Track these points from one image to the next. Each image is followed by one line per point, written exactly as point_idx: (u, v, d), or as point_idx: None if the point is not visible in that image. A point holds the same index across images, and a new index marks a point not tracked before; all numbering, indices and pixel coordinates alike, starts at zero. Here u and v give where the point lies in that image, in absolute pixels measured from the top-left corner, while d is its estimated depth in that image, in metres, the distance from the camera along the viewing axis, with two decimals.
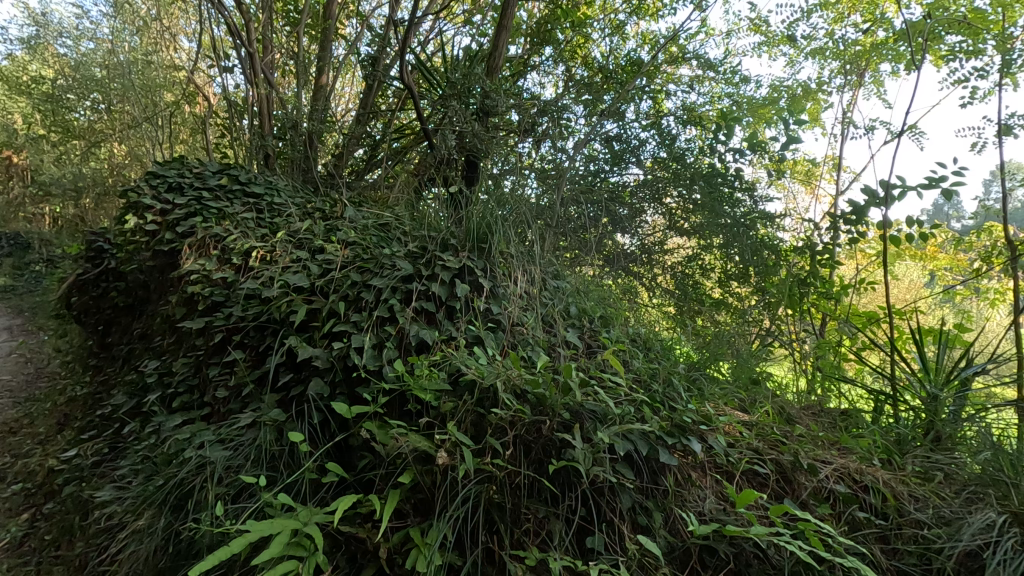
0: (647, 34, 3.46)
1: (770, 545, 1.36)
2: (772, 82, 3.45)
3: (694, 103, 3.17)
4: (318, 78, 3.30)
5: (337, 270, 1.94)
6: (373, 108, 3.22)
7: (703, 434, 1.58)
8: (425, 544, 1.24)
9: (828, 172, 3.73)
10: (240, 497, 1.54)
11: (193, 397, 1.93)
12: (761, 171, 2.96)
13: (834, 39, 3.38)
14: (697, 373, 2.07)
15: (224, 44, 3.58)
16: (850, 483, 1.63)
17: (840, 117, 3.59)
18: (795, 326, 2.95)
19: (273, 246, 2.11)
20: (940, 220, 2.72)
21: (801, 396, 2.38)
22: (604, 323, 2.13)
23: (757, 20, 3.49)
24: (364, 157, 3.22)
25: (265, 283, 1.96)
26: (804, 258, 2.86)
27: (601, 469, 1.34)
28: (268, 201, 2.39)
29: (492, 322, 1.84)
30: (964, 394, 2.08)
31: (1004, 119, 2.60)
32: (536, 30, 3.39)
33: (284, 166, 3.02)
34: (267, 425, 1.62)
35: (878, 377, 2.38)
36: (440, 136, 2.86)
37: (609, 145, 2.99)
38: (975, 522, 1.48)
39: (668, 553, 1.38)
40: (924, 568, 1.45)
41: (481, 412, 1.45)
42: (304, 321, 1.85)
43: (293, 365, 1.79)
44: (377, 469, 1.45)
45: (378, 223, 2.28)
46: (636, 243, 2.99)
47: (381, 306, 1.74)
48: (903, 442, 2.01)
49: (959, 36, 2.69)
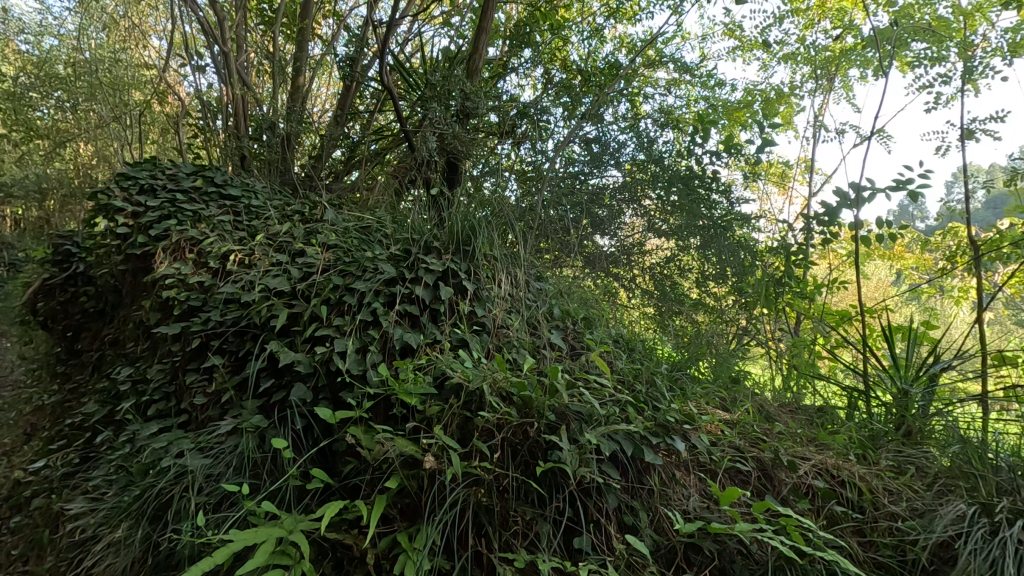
0: (624, 38, 3.49)
1: (753, 542, 1.39)
2: (746, 86, 3.53)
3: (671, 106, 3.22)
4: (295, 78, 3.24)
5: (319, 274, 1.91)
6: (351, 109, 3.20)
7: (686, 433, 1.61)
8: (413, 549, 1.24)
9: (801, 174, 3.80)
10: (221, 505, 1.52)
11: (170, 404, 1.89)
12: (736, 173, 3.02)
13: (806, 45, 3.47)
14: (679, 373, 2.11)
15: (196, 42, 3.49)
16: (828, 479, 1.68)
17: (811, 121, 3.68)
18: (770, 326, 2.99)
19: (252, 250, 2.07)
20: (906, 221, 2.79)
21: (779, 394, 2.42)
22: (587, 324, 2.15)
23: (731, 25, 3.55)
24: (343, 157, 3.20)
25: (244, 287, 1.92)
26: (778, 258, 2.92)
27: (588, 469, 1.36)
28: (245, 204, 2.35)
29: (476, 325, 1.84)
30: (932, 389, 2.17)
31: (967, 123, 2.70)
32: (514, 33, 3.34)
33: (260, 167, 2.94)
34: (249, 432, 1.59)
35: (850, 374, 2.45)
36: (421, 137, 2.78)
37: (588, 147, 3.01)
38: (948, 514, 1.53)
39: (655, 551, 1.41)
40: (900, 560, 1.50)
41: (467, 416, 1.45)
42: (284, 326, 1.82)
43: (275, 371, 1.76)
44: (363, 474, 1.44)
45: (360, 225, 2.26)
46: (616, 244, 3.02)
47: (365, 309, 1.72)
48: (876, 437, 2.07)
49: (924, 43, 2.78)
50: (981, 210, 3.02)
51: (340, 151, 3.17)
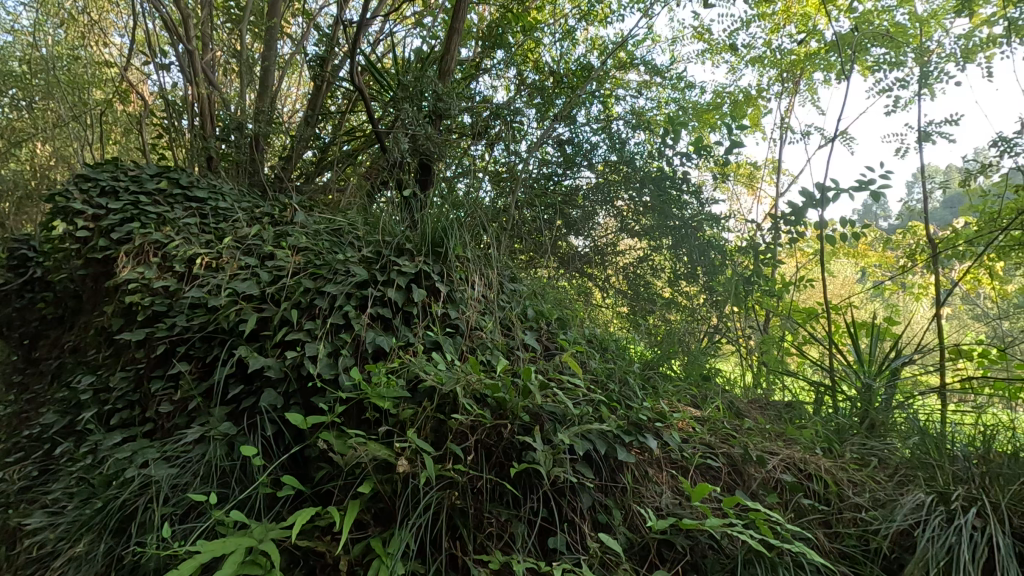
0: (595, 40, 3.52)
1: (724, 536, 1.42)
2: (715, 89, 3.63)
3: (642, 108, 3.26)
4: (263, 78, 3.17)
5: (289, 277, 1.87)
6: (322, 110, 3.14)
7: (658, 430, 1.64)
8: (387, 554, 1.23)
9: (769, 175, 3.86)
10: (188, 516, 1.49)
11: (134, 413, 1.84)
12: (706, 174, 3.09)
13: (772, 49, 3.56)
14: (652, 372, 2.13)
15: (159, 39, 3.39)
16: (796, 472, 1.73)
17: (778, 123, 3.76)
18: (740, 323, 2.95)
19: (219, 253, 2.03)
20: (869, 220, 2.88)
21: (748, 390, 2.48)
22: (561, 324, 2.17)
23: (700, 29, 3.61)
24: (315, 158, 3.14)
25: (212, 292, 1.88)
26: (747, 258, 2.95)
27: (562, 469, 1.37)
28: (212, 206, 2.30)
29: (450, 327, 1.84)
30: (894, 383, 2.25)
31: (924, 126, 2.81)
32: (487, 34, 3.32)
33: (227, 168, 2.88)
34: (217, 440, 1.56)
35: (817, 369, 2.51)
36: (392, 138, 2.73)
37: (562, 148, 3.07)
38: (907, 503, 1.57)
39: (628, 549, 1.42)
40: (863, 549, 1.54)
41: (441, 419, 1.45)
42: (254, 331, 1.79)
43: (244, 377, 1.73)
44: (335, 480, 1.43)
45: (331, 227, 2.23)
46: (590, 244, 3.08)
47: (336, 312, 1.70)
48: (842, 430, 2.14)
49: (883, 48, 2.89)
50: (938, 210, 3.20)
51: (311, 152, 3.14)
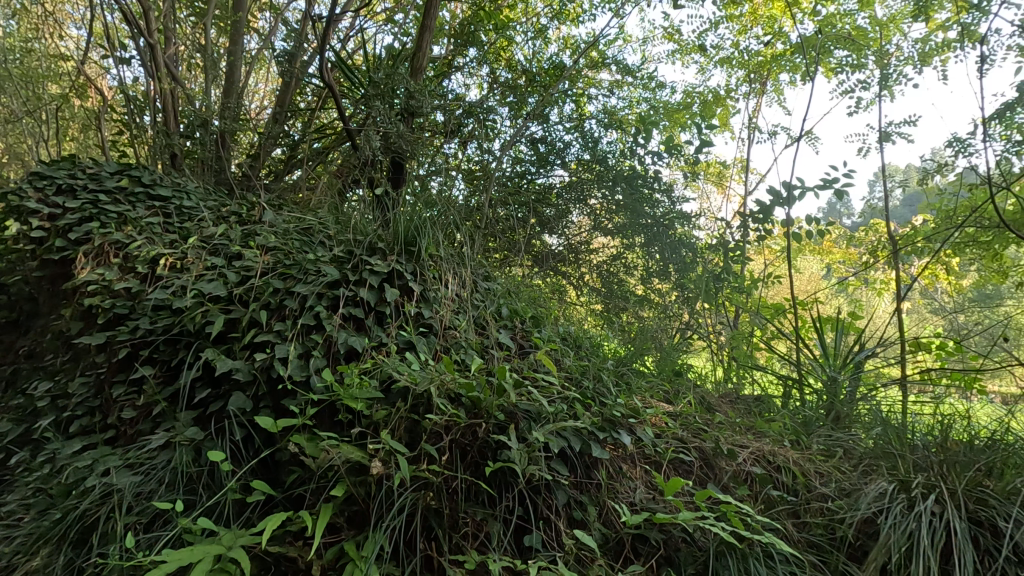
0: (568, 38, 3.54)
1: (696, 529, 1.44)
2: (685, 88, 3.69)
3: (614, 107, 3.28)
4: (229, 74, 3.09)
5: (258, 277, 1.82)
6: (291, 106, 3.07)
7: (632, 426, 1.67)
8: (361, 557, 1.21)
9: (738, 174, 3.90)
10: (154, 524, 1.45)
11: (94, 420, 1.77)
12: (677, 173, 3.13)
13: (740, 50, 3.63)
14: (625, 368, 2.16)
15: (118, 31, 3.26)
16: (765, 465, 1.77)
17: (747, 122, 3.83)
18: (711, 319, 3.02)
19: (184, 253, 1.97)
20: (834, 218, 2.95)
21: (719, 385, 2.53)
22: (535, 323, 2.17)
23: (670, 29, 3.66)
24: (283, 156, 3.08)
25: (176, 293, 1.83)
26: (718, 255, 3.02)
27: (537, 467, 1.37)
28: (176, 204, 2.23)
29: (424, 326, 1.82)
30: (858, 375, 2.33)
31: (885, 126, 2.90)
32: (459, 31, 3.30)
33: (192, 166, 2.79)
34: (183, 445, 1.52)
35: (786, 364, 2.57)
36: (363, 136, 2.69)
37: (535, 147, 3.08)
38: (871, 492, 1.61)
39: (603, 545, 1.43)
40: (830, 538, 1.58)
41: (415, 420, 1.43)
42: (221, 333, 1.75)
43: (211, 380, 1.69)
44: (307, 484, 1.40)
45: (301, 226, 2.18)
46: (563, 243, 3.11)
47: (307, 313, 1.67)
48: (809, 423, 2.20)
49: (845, 50, 2.98)
50: (898, 208, 3.33)
51: (280, 150, 3.07)
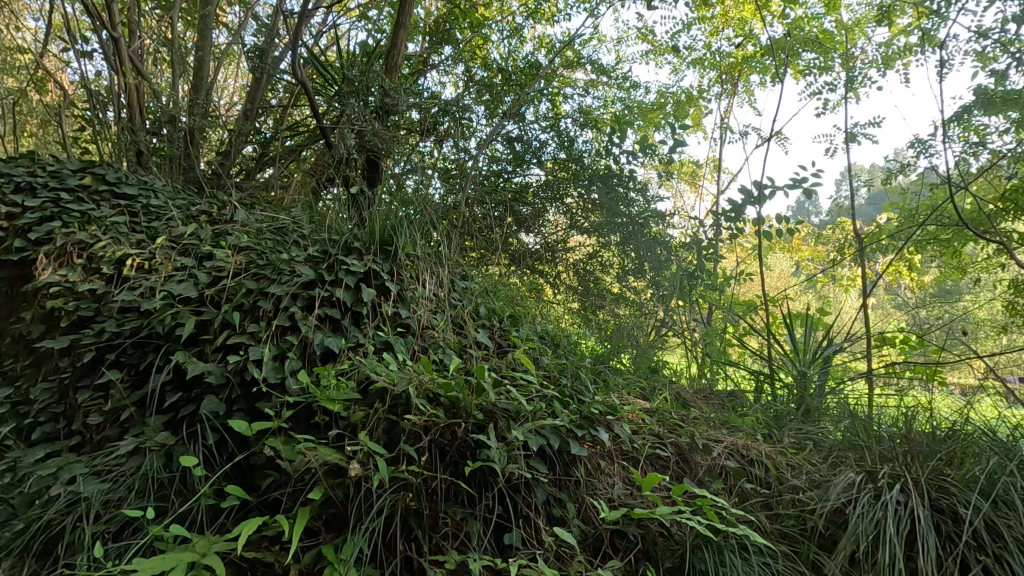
0: (543, 38, 3.54)
1: (673, 524, 1.47)
2: (659, 89, 3.74)
3: (589, 106, 3.30)
4: (197, 69, 3.01)
5: (230, 278, 1.78)
6: (262, 103, 3.01)
7: (609, 423, 1.69)
8: (339, 560, 1.20)
9: (710, 174, 3.95)
10: (123, 532, 1.41)
11: (58, 426, 1.71)
12: (651, 172, 3.17)
13: (712, 51, 3.69)
14: (602, 366, 2.18)
15: (79, 23, 3.15)
16: (738, 458, 1.81)
17: (719, 123, 3.90)
18: (685, 317, 3.02)
19: (152, 253, 1.91)
20: (802, 217, 3.03)
21: (693, 381, 2.57)
22: (513, 322, 2.17)
23: (644, 30, 3.70)
24: (254, 154, 3.02)
25: (144, 294, 1.78)
26: (691, 253, 3.06)
27: (516, 466, 1.38)
28: (143, 203, 2.16)
29: (401, 326, 1.81)
30: (826, 370, 2.41)
31: (851, 127, 2.99)
32: (434, 29, 3.28)
33: (159, 163, 2.71)
34: (154, 451, 1.48)
35: (758, 360, 2.63)
36: (338, 134, 2.64)
37: (511, 146, 3.08)
38: (840, 483, 1.65)
39: (582, 541, 1.45)
40: (801, 528, 1.62)
41: (393, 421, 1.43)
42: (192, 335, 1.71)
43: (182, 383, 1.65)
44: (283, 488, 1.38)
45: (274, 225, 2.14)
46: (541, 242, 3.16)
47: (281, 314, 1.64)
48: (781, 417, 2.27)
49: (813, 52, 3.06)
50: (864, 208, 3.45)
51: (251, 147, 3.01)
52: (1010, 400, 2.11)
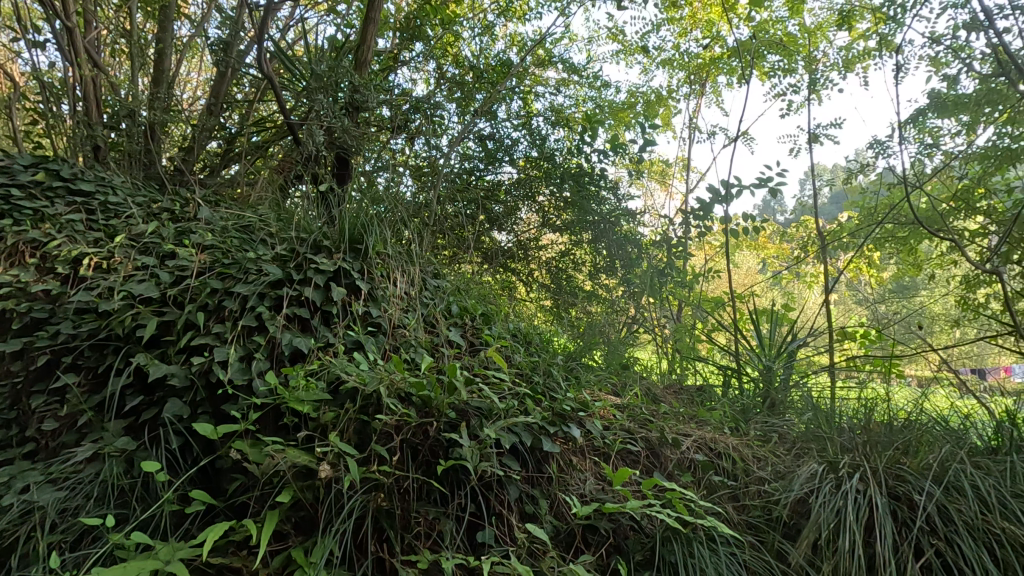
0: (515, 36, 3.55)
1: (643, 517, 1.49)
2: (630, 88, 3.79)
3: (561, 105, 3.32)
4: (158, 61, 2.91)
5: (193, 277, 1.73)
6: (227, 98, 2.94)
7: (581, 419, 1.71)
8: (310, 563, 1.18)
9: (679, 172, 4.02)
10: (82, 542, 1.36)
11: (9, 433, 1.62)
12: (622, 171, 3.21)
13: (680, 52, 3.76)
14: (574, 363, 2.20)
15: (30, 11, 3.01)
16: (707, 452, 1.85)
17: (687, 122, 3.97)
18: (656, 313, 3.04)
19: (111, 252, 1.85)
20: (768, 215, 3.11)
21: (663, 376, 2.62)
22: (486, 320, 2.18)
23: (615, 30, 3.74)
24: (219, 150, 2.94)
25: (103, 295, 1.71)
26: (662, 251, 3.09)
27: (489, 464, 1.38)
28: (100, 200, 2.09)
29: (372, 326, 1.79)
30: (791, 364, 2.47)
31: (814, 128, 3.07)
32: (404, 25, 3.25)
33: (118, 159, 2.62)
34: (114, 457, 1.43)
35: (725, 355, 2.68)
36: (306, 130, 2.59)
37: (483, 143, 3.06)
38: (803, 473, 1.70)
39: (555, 536, 1.46)
40: (767, 519, 1.66)
41: (364, 421, 1.41)
42: (154, 336, 1.65)
43: (143, 387, 1.60)
44: (250, 491, 1.36)
45: (239, 223, 2.08)
46: (513, 240, 3.17)
47: (248, 314, 1.60)
48: (747, 410, 2.33)
49: (777, 55, 3.14)
50: (828, 206, 3.59)
51: (216, 143, 2.94)
52: (962, 390, 2.22)
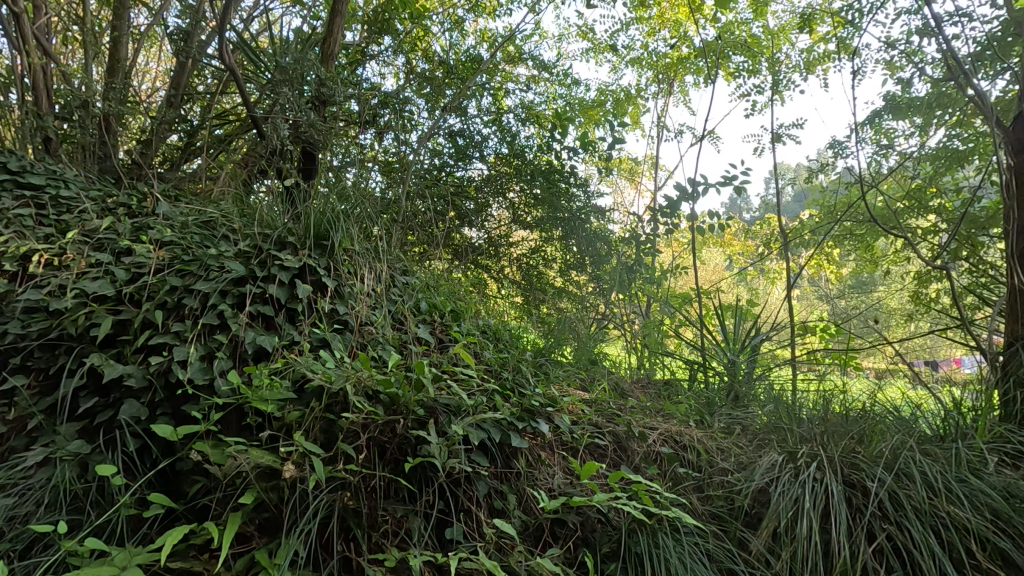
0: (484, 31, 3.54)
1: (610, 510, 1.52)
2: (600, 86, 3.82)
3: (531, 102, 3.32)
4: (114, 50, 2.80)
5: (151, 275, 1.68)
6: (188, 89, 2.85)
7: (550, 415, 1.73)
8: (273, 565, 1.17)
9: (648, 170, 4.07)
10: (32, 550, 1.31)
11: None
12: (592, 168, 3.24)
13: (649, 51, 3.81)
14: (543, 359, 2.22)
15: None
16: (672, 445, 1.90)
17: (656, 121, 4.03)
18: (625, 309, 3.15)
19: (63, 249, 1.78)
20: (734, 213, 3.18)
21: (632, 371, 2.66)
22: (455, 316, 2.17)
23: (585, 28, 3.76)
24: (180, 143, 2.85)
25: (54, 293, 1.65)
26: (631, 247, 3.09)
27: (457, 460, 1.38)
28: (51, 194, 2.00)
29: (339, 323, 1.77)
30: (754, 358, 2.55)
31: (777, 128, 3.16)
32: (372, 18, 3.17)
33: (71, 151, 2.51)
34: (67, 461, 1.38)
35: (693, 350, 2.73)
36: (270, 124, 2.53)
37: (453, 140, 3.05)
38: (764, 464, 1.76)
39: (523, 531, 1.47)
40: (729, 508, 1.71)
41: (330, 420, 1.39)
42: (110, 336, 1.60)
43: (98, 388, 1.54)
44: (212, 493, 1.33)
45: (200, 219, 2.03)
46: (483, 236, 3.17)
47: (209, 313, 1.56)
48: (712, 403, 2.39)
49: (742, 56, 3.22)
50: (790, 204, 3.72)
51: (177, 136, 2.85)
52: (914, 381, 2.31)
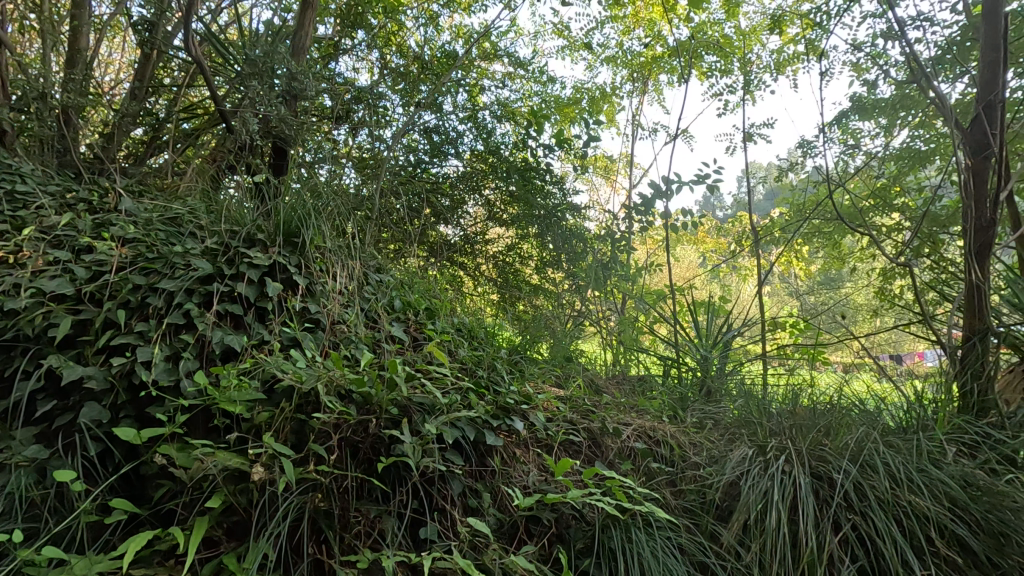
0: (460, 27, 3.52)
1: (584, 506, 1.52)
2: (575, 83, 3.82)
3: (507, 99, 3.30)
4: (74, 40, 2.70)
5: (113, 273, 1.62)
6: (153, 82, 2.76)
7: (525, 412, 1.73)
8: (242, 569, 1.14)
9: (624, 168, 4.09)
10: None
11: None
12: (568, 165, 3.25)
13: (624, 50, 3.84)
14: (518, 356, 2.23)
15: None
16: (646, 440, 1.93)
17: (630, 119, 4.06)
18: (600, 306, 3.16)
19: (18, 246, 1.70)
20: (707, 211, 3.23)
21: (607, 367, 2.68)
22: (429, 314, 2.16)
23: (560, 25, 3.77)
24: (145, 137, 2.77)
25: (9, 292, 1.58)
26: (606, 245, 3.13)
27: (430, 459, 1.37)
28: (6, 189, 1.91)
29: (310, 322, 1.74)
30: (726, 354, 2.59)
31: (748, 127, 3.21)
32: (344, 12, 3.15)
33: (27, 144, 2.40)
34: (23, 467, 1.33)
35: (667, 346, 2.76)
36: (239, 118, 2.46)
37: (428, 137, 3.02)
38: (735, 457, 1.79)
39: (498, 529, 1.47)
40: (701, 502, 1.73)
41: (301, 420, 1.37)
42: (69, 336, 1.54)
43: (57, 390, 1.49)
44: (178, 498, 1.29)
45: (165, 215, 1.97)
46: (459, 234, 3.16)
47: (174, 312, 1.52)
48: (685, 399, 2.42)
49: (714, 56, 3.26)
50: (761, 202, 3.79)
51: (141, 130, 2.76)
52: (879, 375, 2.38)
